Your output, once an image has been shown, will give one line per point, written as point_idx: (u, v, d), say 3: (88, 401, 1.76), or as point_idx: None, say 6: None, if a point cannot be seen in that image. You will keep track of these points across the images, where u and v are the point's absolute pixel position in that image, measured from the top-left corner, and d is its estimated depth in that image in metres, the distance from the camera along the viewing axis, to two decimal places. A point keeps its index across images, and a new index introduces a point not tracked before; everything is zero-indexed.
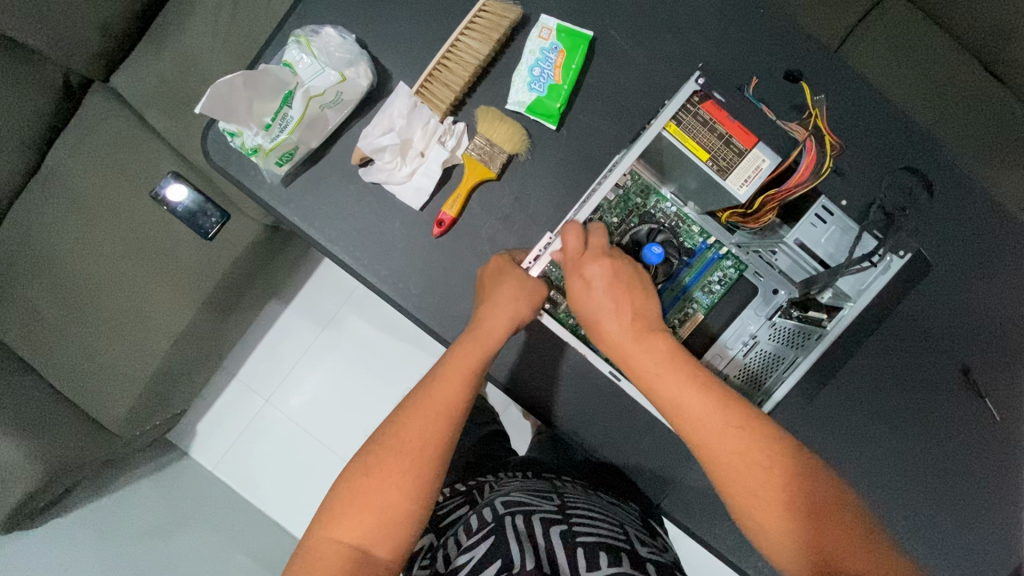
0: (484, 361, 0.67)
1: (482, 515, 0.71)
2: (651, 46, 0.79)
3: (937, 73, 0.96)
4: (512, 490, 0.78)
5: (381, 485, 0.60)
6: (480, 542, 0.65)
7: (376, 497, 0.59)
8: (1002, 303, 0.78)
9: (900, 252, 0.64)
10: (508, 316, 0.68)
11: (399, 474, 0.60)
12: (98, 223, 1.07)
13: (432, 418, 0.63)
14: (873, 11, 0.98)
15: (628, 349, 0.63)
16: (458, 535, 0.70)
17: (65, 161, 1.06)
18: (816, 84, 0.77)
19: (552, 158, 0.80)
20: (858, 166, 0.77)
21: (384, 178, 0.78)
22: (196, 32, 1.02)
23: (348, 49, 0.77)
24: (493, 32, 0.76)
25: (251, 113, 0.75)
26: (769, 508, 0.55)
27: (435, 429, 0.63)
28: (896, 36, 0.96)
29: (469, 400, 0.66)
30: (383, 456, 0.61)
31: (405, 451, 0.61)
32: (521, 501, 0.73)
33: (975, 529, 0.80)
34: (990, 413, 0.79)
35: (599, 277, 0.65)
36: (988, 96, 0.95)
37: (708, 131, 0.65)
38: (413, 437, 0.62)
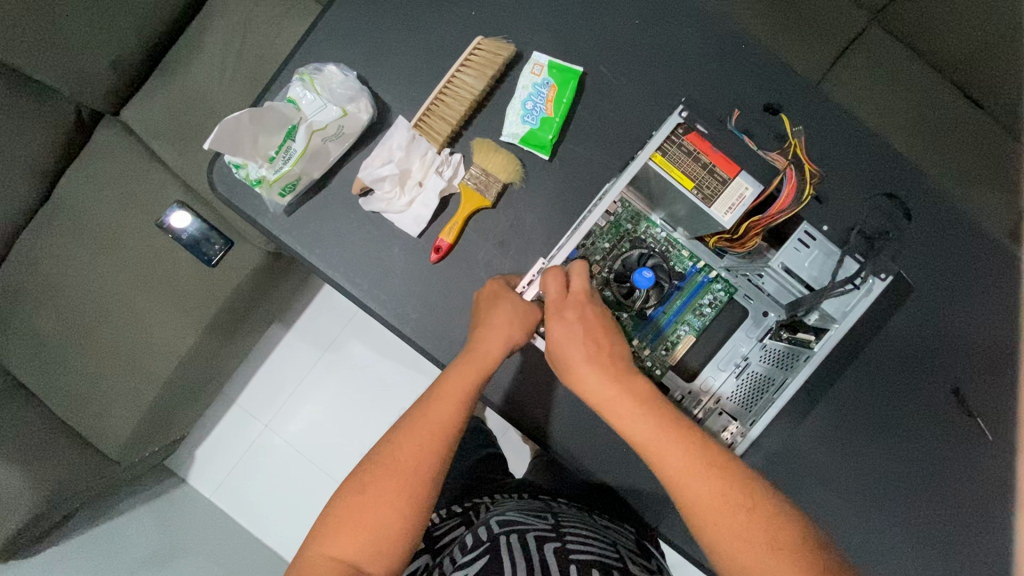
0: (478, 386, 0.68)
1: (477, 534, 0.72)
2: (639, 80, 0.82)
3: (917, 98, 1.00)
4: (507, 509, 0.79)
5: (375, 503, 0.60)
6: (474, 560, 0.66)
7: (370, 515, 0.60)
8: (990, 324, 0.80)
9: (882, 274, 0.66)
10: (496, 343, 0.69)
11: (392, 493, 0.61)
12: (103, 250, 1.10)
13: (427, 438, 0.64)
14: (854, 42, 1.02)
15: (604, 390, 0.65)
16: (453, 553, 0.71)
17: (74, 192, 1.10)
18: (798, 114, 0.80)
19: (546, 185, 0.83)
20: (842, 192, 0.80)
21: (384, 207, 0.81)
22: (206, 69, 1.07)
23: (349, 85, 0.81)
24: (488, 69, 0.80)
25: (257, 146, 0.78)
26: (750, 549, 0.56)
27: (429, 450, 0.64)
28: (876, 66, 1.01)
29: (462, 422, 0.67)
30: (379, 475, 0.62)
31: (400, 470, 0.62)
32: (516, 520, 0.74)
33: (973, 549, 0.80)
34: (982, 432, 0.80)
35: (578, 319, 0.68)
36: (966, 121, 1.00)
37: (692, 161, 0.68)
38: (408, 458, 0.63)
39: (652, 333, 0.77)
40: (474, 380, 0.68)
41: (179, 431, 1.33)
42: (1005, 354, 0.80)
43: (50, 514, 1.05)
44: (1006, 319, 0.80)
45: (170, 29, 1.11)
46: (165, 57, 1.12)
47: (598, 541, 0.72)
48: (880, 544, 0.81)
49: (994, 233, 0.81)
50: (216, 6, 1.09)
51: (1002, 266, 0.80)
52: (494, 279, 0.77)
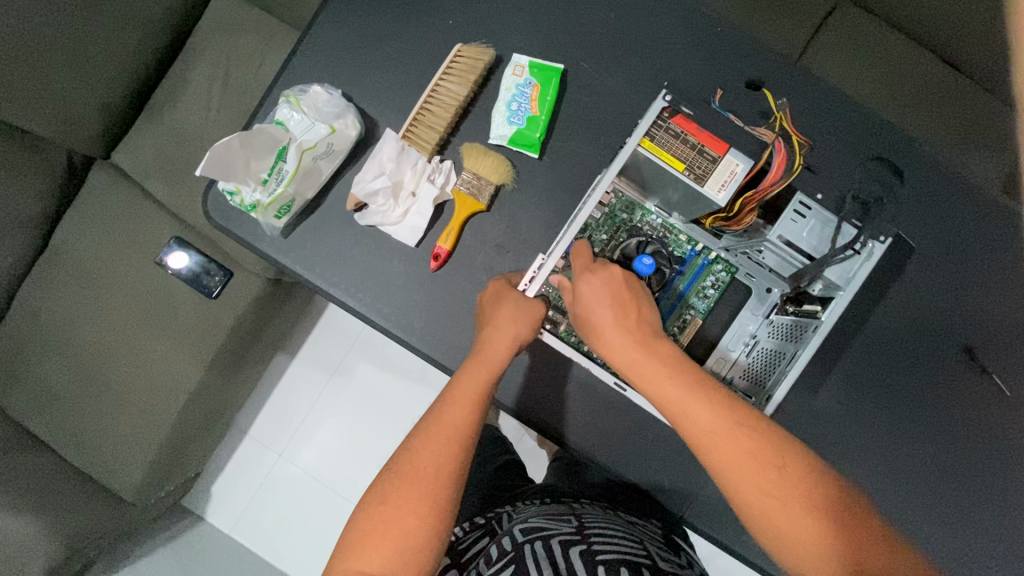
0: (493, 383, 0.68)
1: (502, 545, 0.72)
2: (621, 72, 0.83)
3: (900, 65, 1.01)
4: (530, 516, 0.78)
5: (397, 511, 0.60)
6: (500, 571, 0.67)
7: (393, 524, 0.59)
8: (991, 278, 0.81)
9: (881, 237, 0.66)
10: (513, 332, 0.69)
11: (412, 501, 0.60)
12: (105, 293, 1.10)
13: (443, 443, 0.64)
14: (833, 14, 1.03)
15: (634, 352, 0.66)
16: (479, 565, 0.72)
17: (72, 238, 1.11)
18: (781, 90, 0.81)
19: (538, 185, 0.84)
20: (832, 162, 0.80)
21: (379, 220, 0.81)
22: (196, 107, 1.10)
23: (335, 103, 0.80)
24: (470, 74, 0.80)
25: (248, 170, 0.77)
26: (790, 510, 0.56)
27: (447, 454, 0.63)
28: (856, 36, 1.02)
29: (478, 424, 0.67)
30: (399, 485, 0.61)
31: (420, 478, 0.61)
32: (539, 526, 0.74)
33: (1004, 508, 0.79)
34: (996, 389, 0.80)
35: (605, 281, 0.68)
36: (950, 85, 1.01)
37: (681, 143, 0.67)
38: (427, 462, 0.62)
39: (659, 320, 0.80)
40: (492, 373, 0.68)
41: (194, 468, 1.32)
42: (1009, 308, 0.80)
43: (69, 564, 1.04)
44: (1005, 271, 0.81)
45: (154, 68, 1.13)
46: (151, 97, 1.14)
47: (625, 541, 0.72)
48: (910, 512, 0.80)
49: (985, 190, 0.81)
50: (199, 44, 1.12)
51: (996, 223, 0.80)
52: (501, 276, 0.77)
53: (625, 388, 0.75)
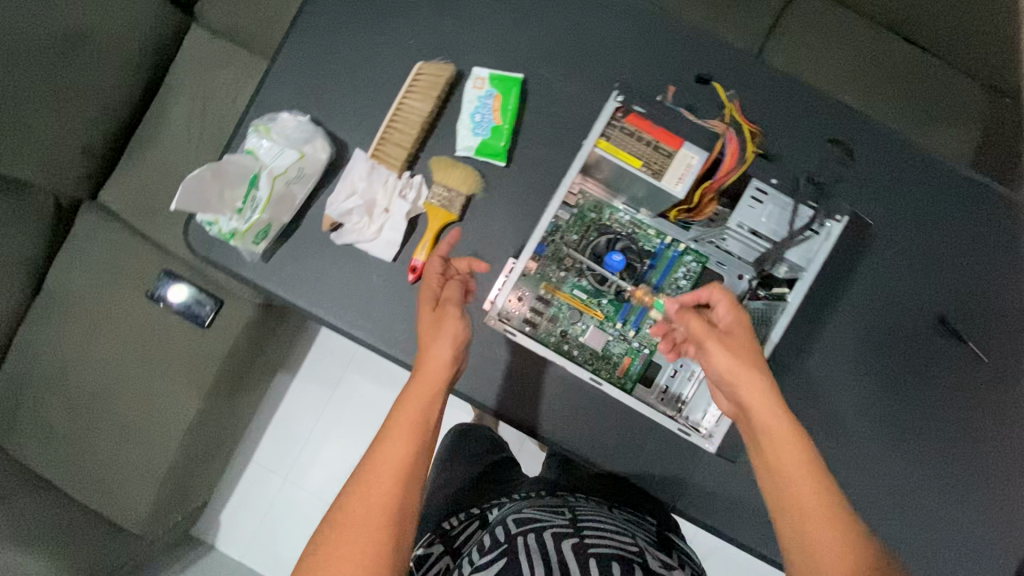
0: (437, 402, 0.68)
1: (495, 535, 0.74)
2: (579, 76, 0.85)
3: (841, 69, 1.11)
4: (524, 506, 0.82)
5: (345, 553, 0.57)
6: (492, 561, 0.69)
7: (343, 567, 0.57)
8: (941, 251, 0.85)
9: (837, 216, 0.67)
10: (448, 345, 0.70)
11: (365, 532, 0.58)
12: (100, 330, 1.13)
13: (388, 476, 0.62)
14: (776, 30, 1.12)
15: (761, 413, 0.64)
16: (472, 554, 0.74)
17: (64, 279, 1.14)
18: (735, 83, 0.84)
19: (506, 192, 0.86)
20: (789, 150, 0.83)
21: (355, 238, 0.84)
22: (180, 145, 1.14)
23: (304, 128, 0.83)
24: (432, 91, 0.83)
25: (223, 200, 0.80)
26: None
27: (390, 486, 0.61)
28: (800, 48, 1.12)
29: (420, 450, 0.65)
30: (346, 524, 0.59)
31: (367, 515, 0.59)
32: (533, 517, 0.77)
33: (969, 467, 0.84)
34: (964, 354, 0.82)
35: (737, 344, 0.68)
36: (887, 81, 1.11)
37: (636, 141, 0.69)
38: (379, 490, 0.61)
39: (633, 315, 0.82)
40: (433, 391, 0.68)
41: (201, 496, 1.34)
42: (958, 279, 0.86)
43: None
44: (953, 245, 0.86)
45: (132, 108, 1.16)
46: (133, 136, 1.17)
47: (616, 535, 0.76)
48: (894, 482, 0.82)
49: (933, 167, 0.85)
50: (179, 84, 1.16)
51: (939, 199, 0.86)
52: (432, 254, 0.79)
53: (601, 383, 0.81)
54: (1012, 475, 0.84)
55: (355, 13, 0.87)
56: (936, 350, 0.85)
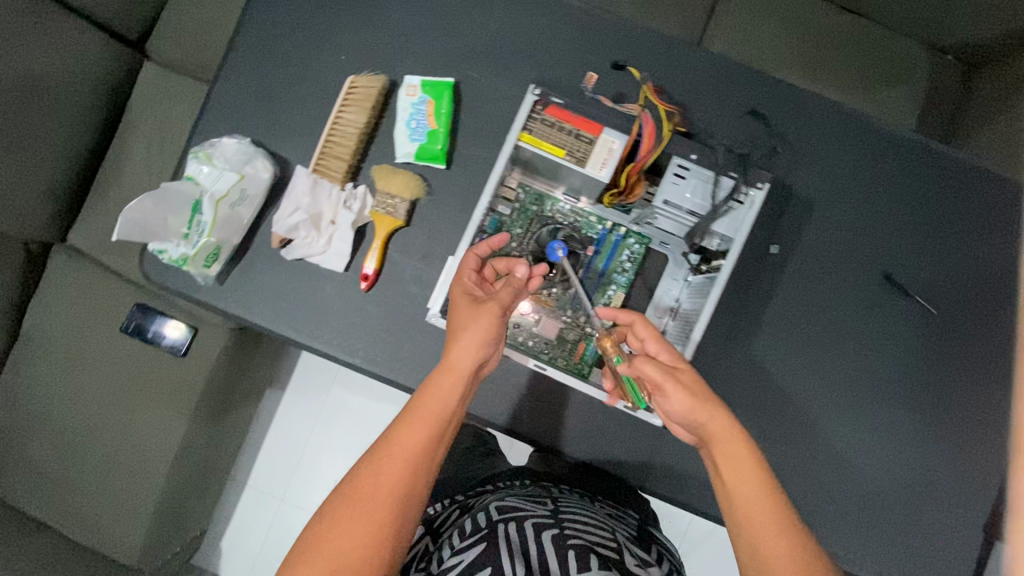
0: (457, 398, 0.70)
1: (477, 521, 0.76)
2: (510, 75, 0.88)
3: (778, 49, 1.14)
4: (508, 496, 0.84)
5: (346, 532, 0.61)
6: (470, 546, 0.71)
7: (343, 544, 0.60)
8: (878, 213, 0.88)
9: (759, 184, 0.69)
10: (475, 345, 0.71)
11: (371, 518, 0.62)
12: (79, 368, 1.15)
13: (398, 468, 0.65)
14: (712, 19, 1.15)
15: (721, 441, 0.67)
16: (453, 538, 0.76)
17: (40, 322, 1.16)
18: (661, 68, 0.86)
19: (451, 193, 0.88)
20: (720, 128, 0.86)
21: (305, 253, 0.86)
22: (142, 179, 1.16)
23: (243, 151, 0.85)
24: (366, 102, 0.85)
25: (168, 228, 0.81)
26: None
27: (400, 479, 0.64)
28: (737, 35, 1.14)
29: (432, 446, 0.68)
30: (352, 505, 0.63)
31: (374, 500, 0.63)
32: (516, 506, 0.79)
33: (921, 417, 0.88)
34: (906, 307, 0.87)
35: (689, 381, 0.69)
36: (825, 56, 1.14)
37: (558, 131, 0.71)
38: (390, 481, 0.64)
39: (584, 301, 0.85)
40: (458, 388, 0.71)
41: (198, 524, 1.35)
42: (898, 238, 0.88)
43: None
44: (890, 206, 0.89)
45: (91, 147, 1.18)
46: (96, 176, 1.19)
47: (597, 528, 0.76)
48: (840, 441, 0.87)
49: (863, 132, 0.88)
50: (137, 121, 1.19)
51: (871, 163, 0.88)
52: (470, 252, 0.78)
53: (546, 368, 0.81)
54: (953, 421, 0.89)
55: (288, 33, 0.89)
56: (879, 307, 0.88)
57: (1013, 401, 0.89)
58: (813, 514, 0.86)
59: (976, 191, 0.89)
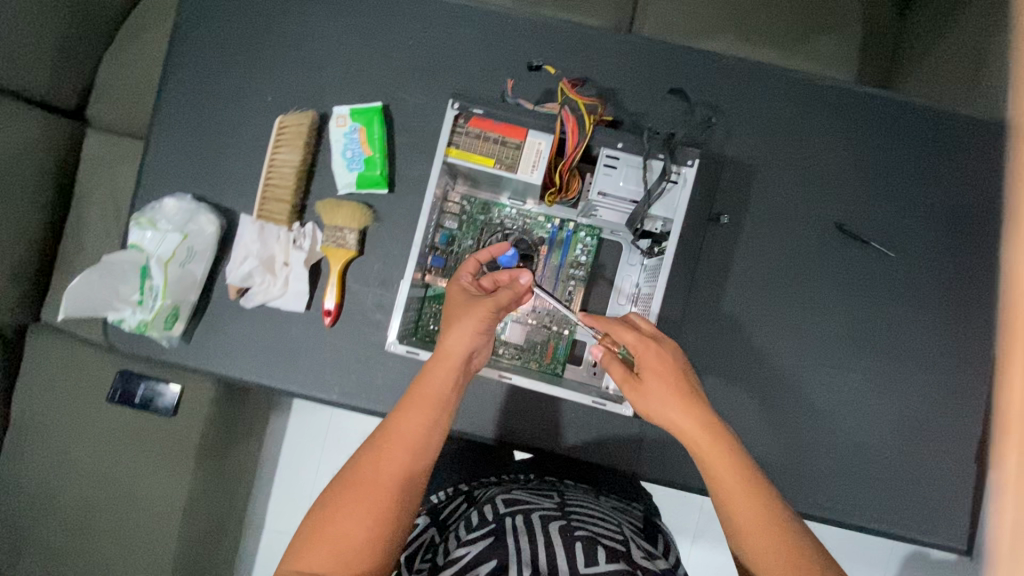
0: (456, 387, 0.69)
1: (484, 515, 0.77)
2: (438, 91, 0.88)
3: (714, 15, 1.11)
4: (514, 490, 0.85)
5: (347, 518, 0.60)
6: (479, 537, 0.71)
7: (343, 531, 0.60)
8: (825, 165, 0.89)
9: (689, 161, 0.69)
10: (470, 334, 0.69)
11: (370, 505, 0.61)
12: (73, 445, 1.15)
13: (400, 456, 0.64)
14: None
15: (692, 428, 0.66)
16: (459, 531, 0.76)
17: (27, 406, 1.16)
18: (584, 62, 0.88)
19: (399, 216, 0.88)
20: (650, 111, 0.87)
21: (264, 298, 0.86)
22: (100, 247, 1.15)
23: (184, 209, 0.85)
24: (298, 140, 0.85)
25: (121, 298, 0.82)
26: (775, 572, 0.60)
27: (402, 467, 0.63)
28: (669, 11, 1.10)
29: (433, 435, 0.67)
30: (354, 490, 0.62)
31: (376, 486, 0.62)
32: (523, 500, 0.80)
33: (897, 359, 0.89)
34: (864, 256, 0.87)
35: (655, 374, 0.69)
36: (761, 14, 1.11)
37: (484, 141, 0.71)
38: (390, 468, 0.63)
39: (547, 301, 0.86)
40: (453, 378, 0.69)
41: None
42: (849, 187, 0.89)
43: None
44: (835, 157, 0.89)
45: (51, 223, 1.17)
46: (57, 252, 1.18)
47: (602, 521, 0.77)
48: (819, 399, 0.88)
49: (794, 89, 0.88)
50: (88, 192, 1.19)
51: (808, 117, 0.89)
52: (470, 257, 0.76)
53: (510, 376, 0.79)
54: (930, 359, 0.89)
55: (212, 83, 0.89)
56: (839, 257, 0.88)
57: (991, 328, 0.89)
58: (799, 471, 0.87)
59: (916, 129, 0.89)
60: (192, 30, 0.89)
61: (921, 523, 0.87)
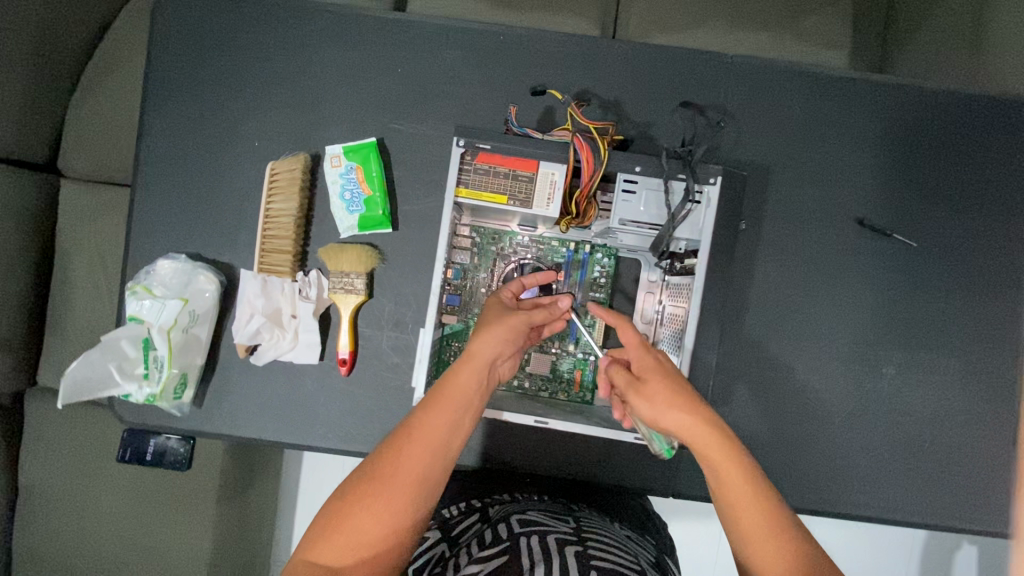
0: (483, 390, 0.65)
1: (498, 534, 0.73)
2: (434, 118, 0.84)
3: None
4: (529, 510, 0.81)
5: (365, 518, 0.56)
6: (493, 557, 0.67)
7: (359, 531, 0.56)
8: (840, 158, 0.86)
9: (711, 179, 0.67)
10: (500, 340, 0.65)
11: (390, 504, 0.57)
12: (90, 514, 1.09)
13: (424, 455, 0.60)
14: None
15: (707, 441, 0.60)
16: (471, 548, 0.72)
17: (35, 477, 1.08)
18: (583, 76, 0.84)
19: (406, 253, 0.84)
20: (657, 120, 0.84)
21: (275, 354, 0.82)
22: (88, 303, 1.06)
23: (180, 270, 0.80)
24: (293, 186, 0.81)
25: (126, 373, 0.78)
26: None
27: (426, 468, 0.59)
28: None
29: (459, 436, 0.63)
30: (373, 489, 0.58)
31: (396, 486, 0.58)
32: (537, 522, 0.76)
33: (929, 348, 0.87)
34: (885, 248, 0.86)
35: (662, 383, 0.64)
36: None
37: (494, 177, 0.67)
38: (412, 468, 0.59)
39: (569, 328, 0.84)
40: (481, 378, 0.64)
41: None
42: (866, 178, 0.86)
43: None
44: (849, 148, 0.86)
45: (35, 285, 1.06)
46: (46, 311, 1.08)
47: (619, 551, 0.72)
48: (854, 395, 0.87)
49: (802, 83, 0.85)
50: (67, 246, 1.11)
51: (819, 110, 0.86)
52: (515, 279, 0.75)
53: (547, 421, 0.76)
54: (959, 345, 0.87)
55: (197, 132, 0.84)
56: (860, 251, 0.86)
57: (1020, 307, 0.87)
58: (837, 472, 0.86)
59: (926, 110, 0.87)
60: (173, 79, 0.84)
61: (968, 511, 0.86)
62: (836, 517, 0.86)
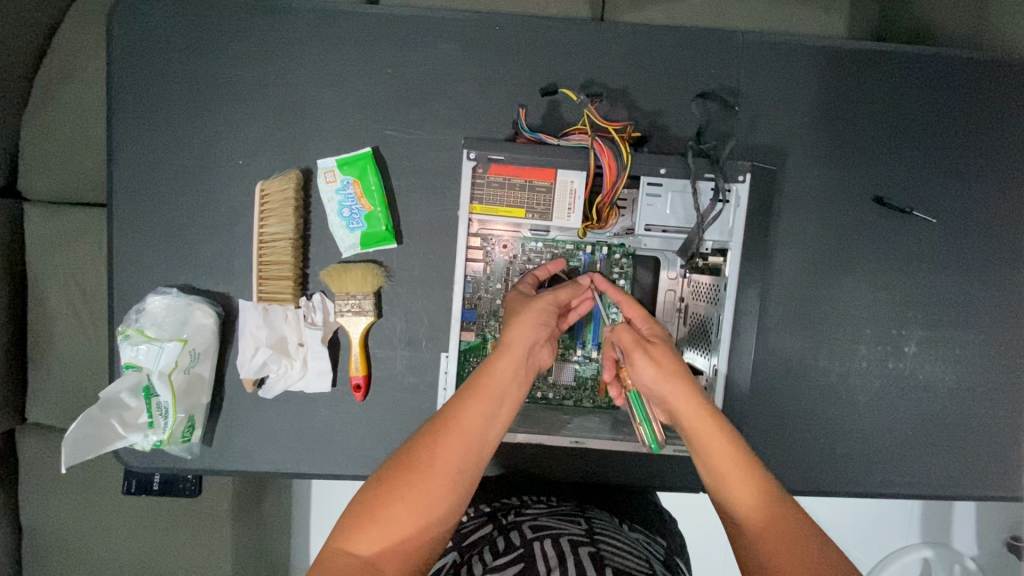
0: (522, 381, 0.61)
1: (509, 540, 0.68)
2: (433, 121, 0.78)
3: None
4: (539, 514, 0.76)
5: (404, 505, 0.51)
6: (508, 563, 0.62)
7: (394, 519, 0.51)
8: (856, 135, 0.83)
9: (740, 176, 0.67)
10: (531, 325, 0.63)
11: (427, 491, 0.52)
12: (100, 556, 1.01)
13: (464, 442, 0.55)
14: None
15: (699, 412, 0.58)
16: (483, 554, 0.67)
17: (37, 520, 1.00)
18: (590, 64, 0.78)
19: (414, 269, 0.80)
20: (669, 109, 0.79)
21: (285, 385, 0.78)
22: (70, 334, 0.96)
23: (175, 307, 0.75)
24: (286, 207, 0.75)
25: (126, 425, 0.73)
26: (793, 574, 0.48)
27: (464, 456, 0.54)
28: None
29: (501, 424, 0.58)
30: (410, 475, 0.53)
31: (433, 473, 0.53)
32: (548, 525, 0.71)
33: (950, 324, 0.86)
34: (903, 226, 0.84)
35: (661, 356, 0.62)
36: None
37: (509, 189, 0.67)
38: (450, 455, 0.54)
39: (590, 334, 0.80)
40: (520, 368, 0.60)
41: None
42: (883, 155, 0.83)
43: None
44: (864, 124, 0.83)
45: (12, 312, 0.95)
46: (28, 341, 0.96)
47: (634, 554, 0.68)
48: (878, 375, 0.86)
49: (815, 58, 0.81)
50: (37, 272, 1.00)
51: (834, 84, 0.82)
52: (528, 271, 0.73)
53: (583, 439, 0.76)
54: (979, 317, 0.86)
55: (176, 152, 0.77)
56: (879, 231, 0.84)
57: None
58: (862, 452, 0.86)
59: (943, 76, 0.83)
60: (143, 94, 0.77)
61: (988, 481, 0.87)
62: (862, 496, 0.87)
